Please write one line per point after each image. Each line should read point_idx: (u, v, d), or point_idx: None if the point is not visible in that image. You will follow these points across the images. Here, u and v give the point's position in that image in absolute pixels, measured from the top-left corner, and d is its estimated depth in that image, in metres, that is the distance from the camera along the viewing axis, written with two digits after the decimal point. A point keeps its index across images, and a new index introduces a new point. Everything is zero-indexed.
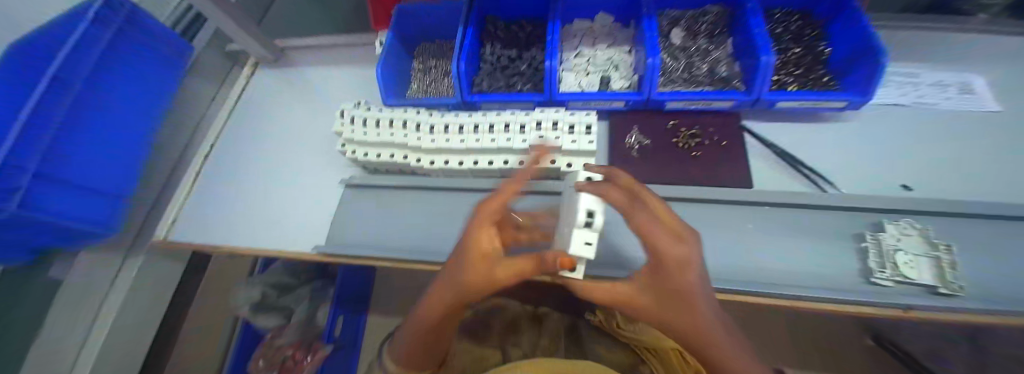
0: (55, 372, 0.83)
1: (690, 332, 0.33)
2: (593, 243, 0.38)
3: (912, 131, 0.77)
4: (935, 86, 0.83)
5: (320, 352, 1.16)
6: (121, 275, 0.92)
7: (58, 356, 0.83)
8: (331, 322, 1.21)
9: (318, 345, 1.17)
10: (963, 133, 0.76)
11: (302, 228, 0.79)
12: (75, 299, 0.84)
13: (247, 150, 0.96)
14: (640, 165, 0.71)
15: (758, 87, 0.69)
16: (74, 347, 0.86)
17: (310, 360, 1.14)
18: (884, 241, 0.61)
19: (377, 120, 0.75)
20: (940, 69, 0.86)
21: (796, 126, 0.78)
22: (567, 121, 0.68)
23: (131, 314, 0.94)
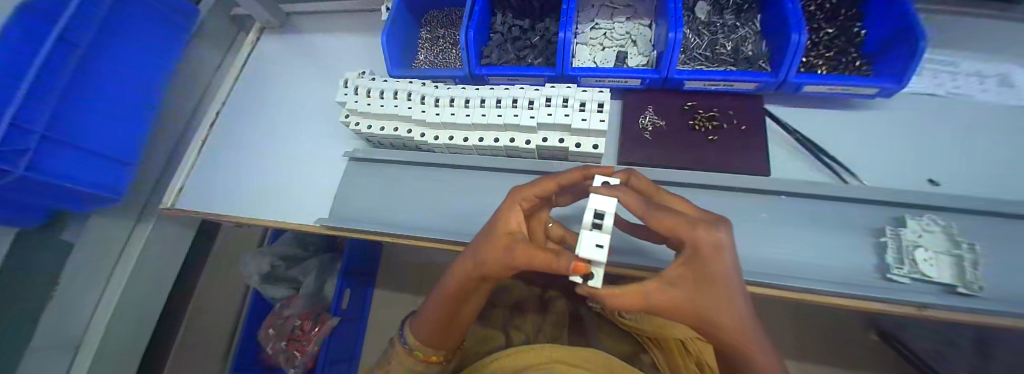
0: (74, 327, 0.87)
1: (727, 325, 0.33)
2: (604, 245, 0.37)
3: (948, 123, 0.72)
4: (974, 76, 0.77)
5: (328, 323, 1.17)
6: (133, 239, 0.95)
7: (76, 313, 0.87)
8: (337, 296, 1.17)
9: (325, 316, 1.19)
10: (1002, 127, 0.71)
11: (305, 200, 0.79)
12: (89, 261, 0.86)
13: (251, 119, 0.95)
14: (652, 148, 0.68)
15: (785, 68, 0.65)
16: (90, 305, 0.90)
17: (318, 331, 1.18)
18: (905, 236, 0.59)
19: (382, 91, 0.73)
20: (987, 55, 0.79)
21: (822, 113, 0.73)
22: (579, 98, 0.65)
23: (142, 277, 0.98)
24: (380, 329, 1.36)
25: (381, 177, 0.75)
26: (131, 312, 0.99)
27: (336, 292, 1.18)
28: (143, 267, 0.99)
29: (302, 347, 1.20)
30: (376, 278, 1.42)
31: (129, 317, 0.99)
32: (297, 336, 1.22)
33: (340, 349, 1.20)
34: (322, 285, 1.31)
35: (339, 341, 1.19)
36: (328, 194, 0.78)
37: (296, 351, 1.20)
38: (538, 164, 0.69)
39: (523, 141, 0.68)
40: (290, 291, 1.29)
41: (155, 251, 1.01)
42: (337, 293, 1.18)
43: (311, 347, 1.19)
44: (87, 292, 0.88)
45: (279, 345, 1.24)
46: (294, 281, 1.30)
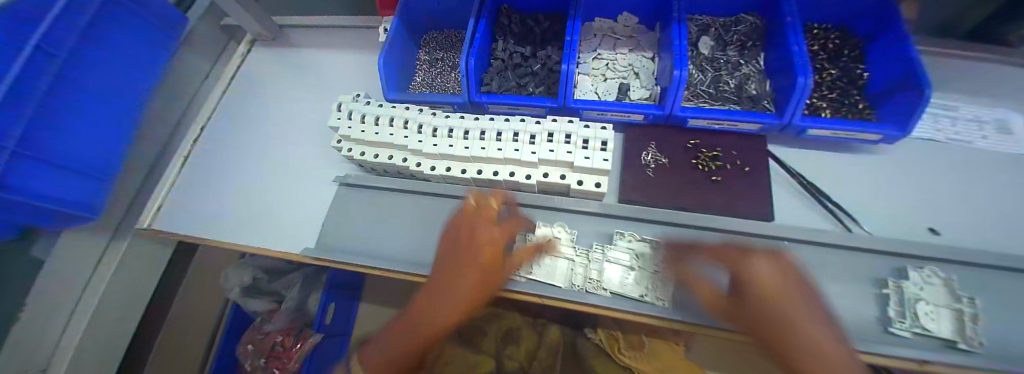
0: (39, 349, 0.81)
1: (776, 270, 0.43)
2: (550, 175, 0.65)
3: (945, 170, 0.72)
4: (971, 122, 0.77)
5: (309, 341, 1.12)
6: (107, 255, 0.90)
7: (43, 334, 0.81)
8: (321, 310, 1.14)
9: (308, 332, 1.15)
10: (999, 177, 0.71)
11: (291, 226, 0.76)
12: (56, 282, 0.81)
13: (239, 134, 0.91)
14: (654, 187, 0.66)
15: (790, 111, 0.64)
16: (58, 326, 0.84)
17: (300, 347, 1.14)
18: (907, 289, 0.57)
19: (377, 117, 0.70)
20: (983, 102, 0.79)
21: (824, 155, 0.72)
22: (581, 135, 0.64)
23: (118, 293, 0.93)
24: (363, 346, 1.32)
25: (372, 205, 0.72)
26: (104, 333, 0.93)
27: (319, 306, 1.14)
28: (116, 285, 0.93)
29: (284, 365, 1.16)
30: (361, 292, 1.37)
31: (101, 338, 0.94)
32: (279, 353, 1.18)
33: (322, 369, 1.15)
34: (306, 298, 1.25)
35: (321, 361, 1.15)
36: (317, 220, 0.75)
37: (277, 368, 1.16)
38: (538, 198, 0.67)
39: (522, 175, 0.66)
40: (273, 304, 1.25)
41: (132, 267, 0.96)
42: (320, 308, 1.14)
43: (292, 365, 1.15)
44: (53, 314, 0.82)
45: (258, 363, 1.19)
46: (275, 295, 1.26)
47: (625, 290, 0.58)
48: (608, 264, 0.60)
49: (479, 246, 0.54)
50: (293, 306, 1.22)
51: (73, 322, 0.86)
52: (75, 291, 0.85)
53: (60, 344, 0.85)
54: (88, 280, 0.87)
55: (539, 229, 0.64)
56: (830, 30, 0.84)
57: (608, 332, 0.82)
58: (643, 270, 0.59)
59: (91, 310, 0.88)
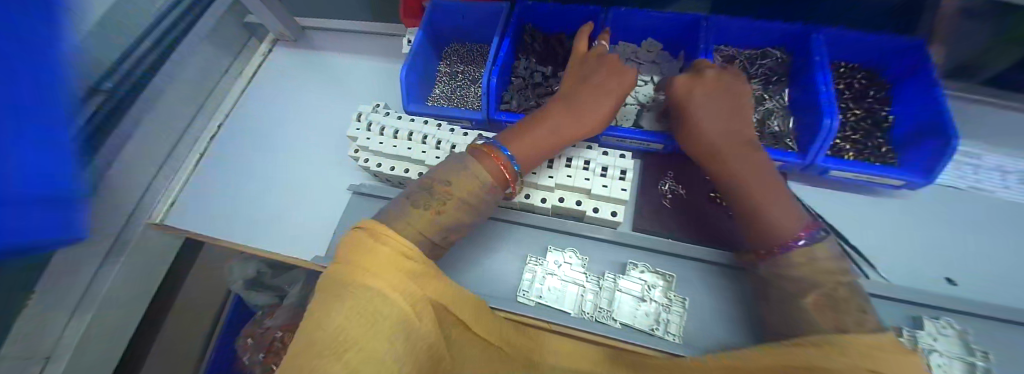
0: (37, 349, 0.76)
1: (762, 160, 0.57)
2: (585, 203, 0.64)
3: (965, 219, 0.71)
4: (994, 170, 0.76)
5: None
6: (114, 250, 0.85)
7: (44, 331, 0.76)
8: None
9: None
10: (1019, 228, 0.70)
11: (302, 230, 0.76)
12: (67, 275, 0.77)
13: (255, 134, 0.92)
14: (670, 218, 0.66)
15: (813, 152, 0.63)
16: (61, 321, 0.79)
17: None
18: (920, 338, 0.57)
19: (396, 130, 0.70)
20: (1005, 151, 0.78)
21: (842, 196, 0.71)
22: (601, 162, 0.64)
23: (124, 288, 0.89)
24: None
25: None
26: (106, 334, 0.91)
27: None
28: (120, 286, 0.88)
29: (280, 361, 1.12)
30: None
31: (103, 336, 0.89)
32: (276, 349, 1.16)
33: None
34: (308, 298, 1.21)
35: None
36: (330, 229, 0.75)
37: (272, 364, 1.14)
38: (552, 221, 0.67)
39: (538, 198, 0.65)
40: (274, 299, 1.25)
41: (136, 267, 0.91)
42: None
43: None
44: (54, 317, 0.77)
45: (257, 358, 1.18)
46: (277, 289, 1.26)
47: (635, 322, 0.58)
48: (619, 294, 0.60)
49: (591, 87, 0.61)
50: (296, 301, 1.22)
51: (71, 327, 0.80)
52: (77, 292, 0.80)
53: (58, 349, 0.80)
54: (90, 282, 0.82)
55: (550, 253, 0.64)
56: (858, 69, 0.83)
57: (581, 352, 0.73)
58: (655, 302, 0.59)
59: (92, 315, 0.83)
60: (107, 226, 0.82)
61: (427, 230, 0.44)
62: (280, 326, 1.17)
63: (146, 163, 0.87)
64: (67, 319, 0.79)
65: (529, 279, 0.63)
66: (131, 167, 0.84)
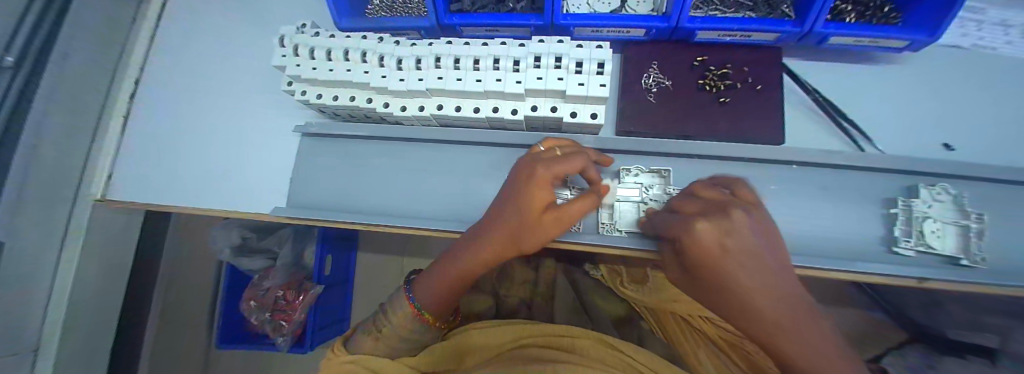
0: (19, 358, 0.70)
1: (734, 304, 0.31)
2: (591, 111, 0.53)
3: (965, 79, 0.66)
4: (998, 26, 0.69)
5: (311, 292, 1.15)
6: (70, 238, 0.76)
7: (19, 339, 0.70)
8: (320, 260, 1.15)
9: (307, 285, 1.17)
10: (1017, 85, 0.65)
11: (255, 185, 0.68)
12: (25, 278, 0.69)
13: (179, 88, 0.79)
14: (657, 115, 0.58)
15: (814, 16, 0.53)
16: (34, 328, 0.73)
17: (302, 299, 1.15)
18: (916, 207, 0.55)
19: (329, 51, 0.59)
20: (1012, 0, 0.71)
21: (842, 68, 0.64)
22: (574, 57, 0.51)
23: (88, 284, 0.82)
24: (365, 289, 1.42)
25: (344, 154, 0.65)
26: (87, 325, 0.85)
27: (317, 257, 1.15)
28: (84, 272, 0.81)
29: (288, 317, 1.17)
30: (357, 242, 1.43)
31: (83, 328, 0.84)
32: (283, 306, 1.19)
33: (326, 314, 1.23)
34: (301, 254, 1.26)
35: (327, 306, 1.23)
36: (287, 180, 0.67)
37: (283, 320, 1.17)
38: (527, 135, 0.58)
39: (508, 110, 0.56)
40: (268, 261, 1.23)
41: (94, 252, 0.83)
42: (318, 258, 1.16)
43: (298, 314, 1.16)
44: (27, 312, 0.71)
45: (264, 316, 1.20)
46: (268, 251, 1.24)
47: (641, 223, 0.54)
48: (619, 204, 0.56)
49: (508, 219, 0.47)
50: (290, 260, 1.22)
51: (49, 320, 0.75)
52: (42, 285, 0.73)
53: (42, 345, 0.75)
54: (54, 274, 0.75)
55: None
56: None
57: (613, 269, 0.83)
58: (657, 202, 0.54)
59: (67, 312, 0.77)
60: (51, 216, 0.72)
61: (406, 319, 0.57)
62: (279, 286, 1.20)
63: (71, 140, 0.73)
64: (44, 312, 0.74)
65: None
66: (60, 145, 0.71)
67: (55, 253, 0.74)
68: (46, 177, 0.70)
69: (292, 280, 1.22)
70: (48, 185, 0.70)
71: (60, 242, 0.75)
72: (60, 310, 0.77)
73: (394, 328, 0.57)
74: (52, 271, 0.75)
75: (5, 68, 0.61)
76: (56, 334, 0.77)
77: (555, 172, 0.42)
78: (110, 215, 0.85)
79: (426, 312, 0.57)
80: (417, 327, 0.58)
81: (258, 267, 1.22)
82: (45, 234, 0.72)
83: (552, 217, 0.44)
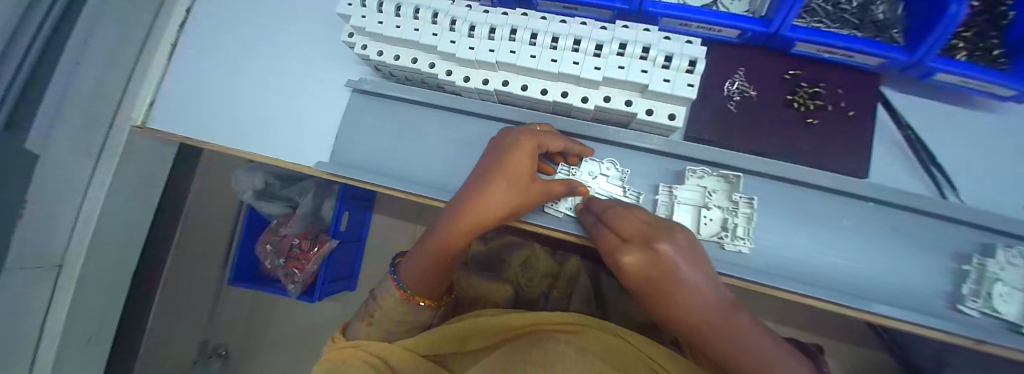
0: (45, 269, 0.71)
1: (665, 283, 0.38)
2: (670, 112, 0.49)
3: None
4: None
5: (325, 245, 1.15)
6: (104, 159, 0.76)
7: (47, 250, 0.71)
8: (337, 216, 1.15)
9: (322, 237, 1.16)
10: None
11: (299, 135, 0.67)
12: (61, 191, 0.70)
13: (230, 23, 0.77)
14: (733, 126, 0.54)
15: (930, 44, 0.48)
16: (61, 241, 0.73)
17: (317, 250, 1.16)
18: (990, 268, 0.52)
19: (399, 7, 0.56)
20: None
21: (936, 106, 0.59)
22: (663, 49, 0.47)
23: (113, 206, 0.83)
24: (375, 253, 1.43)
25: (393, 118, 0.63)
26: (112, 246, 0.87)
27: (334, 214, 1.16)
28: (112, 194, 0.81)
29: (301, 265, 1.19)
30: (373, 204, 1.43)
31: (107, 249, 0.86)
32: (297, 255, 1.21)
33: (337, 269, 1.24)
34: (321, 205, 1.26)
35: (338, 261, 1.24)
36: (331, 135, 0.65)
37: (296, 269, 1.19)
38: (591, 127, 0.55)
39: (578, 97, 0.52)
40: (287, 209, 1.24)
41: (123, 177, 0.83)
42: (335, 217, 1.15)
43: (310, 265, 1.17)
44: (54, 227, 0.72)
45: (278, 262, 1.24)
46: (288, 199, 1.25)
47: (702, 230, 0.53)
48: (679, 204, 0.53)
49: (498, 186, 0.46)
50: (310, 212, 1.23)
51: (75, 236, 0.76)
52: (73, 201, 0.74)
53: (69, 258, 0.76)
54: (84, 193, 0.75)
55: (585, 164, 0.56)
56: None
57: None
58: (721, 208, 0.53)
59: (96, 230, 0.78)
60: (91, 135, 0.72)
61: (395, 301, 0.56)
62: (296, 234, 1.21)
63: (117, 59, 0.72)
64: (71, 228, 0.75)
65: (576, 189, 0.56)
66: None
67: (87, 171, 0.74)
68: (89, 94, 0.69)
69: (309, 231, 1.23)
70: None
71: (94, 161, 0.75)
72: (86, 228, 0.78)
73: (384, 311, 0.57)
74: (83, 190, 0.75)
75: None
76: (82, 251, 0.78)
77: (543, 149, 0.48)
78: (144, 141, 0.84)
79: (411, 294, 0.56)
80: (407, 308, 0.57)
81: (277, 213, 1.23)
82: (81, 151, 0.72)
83: (538, 188, 0.47)
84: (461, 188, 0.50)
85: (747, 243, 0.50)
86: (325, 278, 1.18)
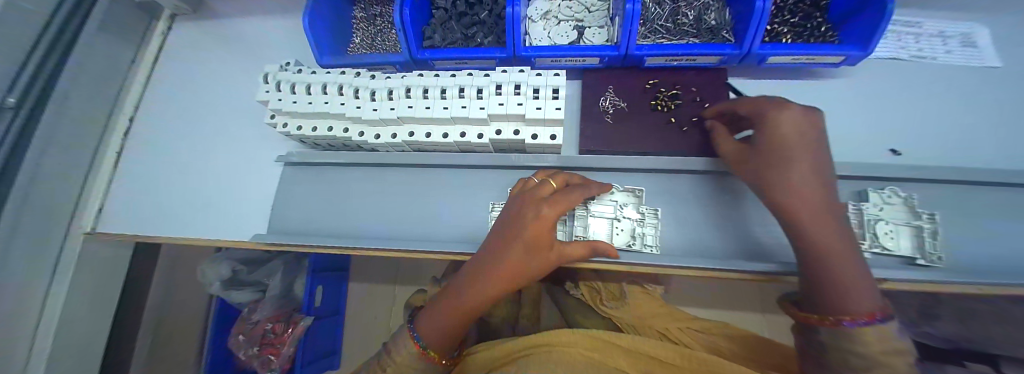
0: None
1: (784, 144, 0.41)
2: (557, 134, 0.57)
3: (907, 87, 0.71)
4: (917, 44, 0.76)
5: (299, 325, 1.14)
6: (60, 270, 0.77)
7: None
8: (310, 292, 1.15)
9: (296, 316, 1.16)
10: (949, 94, 0.71)
11: (239, 213, 0.71)
12: (16, 309, 0.70)
13: (172, 122, 0.84)
14: (614, 133, 0.62)
15: (750, 39, 0.58)
16: (19, 360, 0.72)
17: (291, 332, 1.14)
18: (866, 211, 0.59)
19: (309, 86, 0.63)
20: (938, 17, 0.80)
21: (786, 84, 0.70)
22: (532, 84, 0.56)
23: (75, 313, 0.82)
24: (357, 315, 1.41)
25: (325, 181, 0.69)
26: (72, 358, 0.84)
27: (307, 290, 1.16)
28: (73, 303, 0.82)
29: (277, 350, 1.15)
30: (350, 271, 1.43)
31: (69, 363, 0.84)
32: (271, 340, 1.17)
33: (315, 348, 1.22)
34: (292, 285, 1.25)
35: (316, 338, 1.22)
36: (268, 208, 0.70)
37: (271, 355, 1.16)
38: (494, 157, 0.62)
39: (474, 135, 0.60)
40: (258, 293, 1.23)
41: (84, 285, 0.83)
42: (309, 290, 1.16)
43: (286, 348, 1.14)
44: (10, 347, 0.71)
45: (252, 351, 1.18)
46: (257, 284, 1.24)
47: (613, 241, 0.57)
48: (593, 217, 0.59)
49: (514, 243, 0.49)
50: (283, 291, 1.22)
51: (36, 351, 0.75)
52: (29, 319, 0.74)
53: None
54: (41, 306, 0.76)
55: None
56: None
57: (590, 286, 0.78)
58: (630, 220, 0.59)
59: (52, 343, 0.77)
60: (42, 248, 0.73)
61: (407, 360, 0.56)
62: (266, 318, 1.18)
63: (71, 172, 0.76)
64: (28, 347, 0.74)
65: (494, 215, 0.62)
66: (55, 179, 0.73)
67: (45, 286, 0.75)
68: (38, 210, 0.71)
69: (282, 311, 1.20)
70: (43, 216, 0.72)
71: (50, 273, 0.76)
72: (47, 341, 0.77)
73: (397, 366, 0.57)
74: (40, 304, 0.75)
75: (7, 109, 0.65)
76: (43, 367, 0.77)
77: (558, 215, 0.49)
78: (103, 248, 0.86)
79: (431, 350, 0.57)
80: (421, 366, 0.57)
81: (248, 299, 1.21)
82: (38, 266, 0.73)
83: (556, 256, 0.50)
84: (486, 240, 0.53)
85: (655, 249, 0.56)
86: (303, 362, 1.15)
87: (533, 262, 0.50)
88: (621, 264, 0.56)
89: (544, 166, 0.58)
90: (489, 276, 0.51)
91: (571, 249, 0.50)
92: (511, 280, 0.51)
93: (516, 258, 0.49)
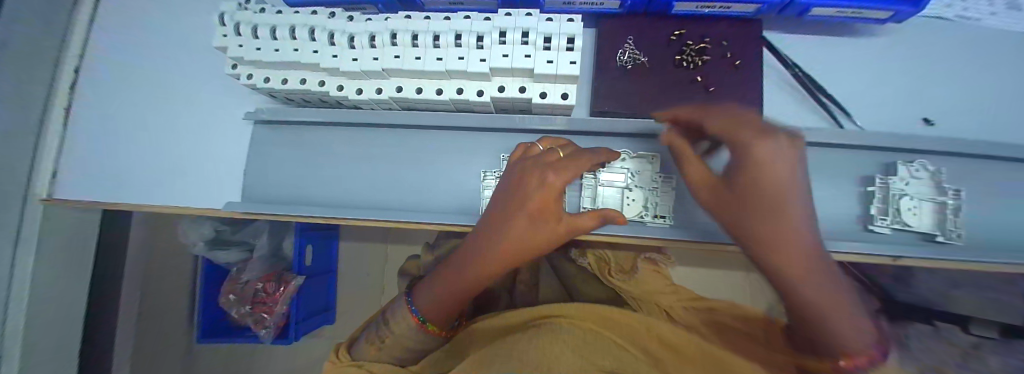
0: None
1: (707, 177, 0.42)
2: (570, 92, 0.50)
3: (967, 45, 0.62)
4: None
5: (291, 284, 1.11)
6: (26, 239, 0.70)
7: None
8: (299, 252, 1.11)
9: (287, 276, 1.12)
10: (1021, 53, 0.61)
11: (208, 179, 0.64)
12: None
13: (123, 73, 0.73)
14: (631, 93, 0.55)
15: None
16: None
17: (283, 291, 1.11)
18: (894, 185, 0.54)
19: (275, 30, 0.54)
20: None
21: (822, 40, 0.62)
22: (542, 31, 0.47)
23: (51, 283, 0.76)
24: (349, 278, 1.40)
25: (301, 143, 0.61)
26: (55, 331, 0.79)
27: (297, 250, 1.11)
28: (44, 277, 0.75)
29: (269, 309, 1.12)
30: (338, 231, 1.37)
31: (50, 339, 0.78)
32: (262, 299, 1.13)
33: (309, 305, 1.22)
34: (280, 245, 1.21)
35: (307, 298, 1.20)
36: (240, 174, 0.63)
37: (265, 313, 1.12)
38: (494, 118, 0.55)
39: (474, 91, 0.53)
40: (245, 254, 1.18)
41: (53, 258, 0.76)
42: (298, 251, 1.11)
43: (280, 306, 1.11)
44: None
45: (244, 309, 1.15)
46: (244, 244, 1.19)
47: (624, 212, 0.54)
48: (602, 187, 0.55)
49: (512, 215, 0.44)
50: (270, 254, 1.18)
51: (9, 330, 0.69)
52: None
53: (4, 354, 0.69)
54: (9, 278, 0.69)
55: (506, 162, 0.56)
56: None
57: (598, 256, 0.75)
58: (642, 189, 0.55)
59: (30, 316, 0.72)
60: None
61: (405, 331, 0.54)
62: (256, 278, 1.14)
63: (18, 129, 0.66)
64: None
65: (490, 183, 0.56)
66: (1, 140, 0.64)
67: (7, 260, 0.68)
68: None
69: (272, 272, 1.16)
70: None
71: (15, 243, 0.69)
72: (22, 316, 0.71)
73: (395, 337, 0.55)
74: (7, 279, 0.68)
75: None
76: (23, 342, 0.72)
77: (565, 179, 0.43)
78: (70, 214, 0.78)
79: (429, 323, 0.54)
80: (419, 337, 0.55)
81: (236, 260, 1.16)
82: None
83: (565, 227, 0.45)
84: (486, 208, 0.49)
85: (665, 220, 0.53)
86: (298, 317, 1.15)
87: (536, 234, 0.45)
88: (632, 237, 0.52)
89: (552, 130, 0.52)
90: (489, 244, 0.46)
91: (580, 221, 0.44)
92: (511, 255, 0.47)
93: (518, 227, 0.44)
